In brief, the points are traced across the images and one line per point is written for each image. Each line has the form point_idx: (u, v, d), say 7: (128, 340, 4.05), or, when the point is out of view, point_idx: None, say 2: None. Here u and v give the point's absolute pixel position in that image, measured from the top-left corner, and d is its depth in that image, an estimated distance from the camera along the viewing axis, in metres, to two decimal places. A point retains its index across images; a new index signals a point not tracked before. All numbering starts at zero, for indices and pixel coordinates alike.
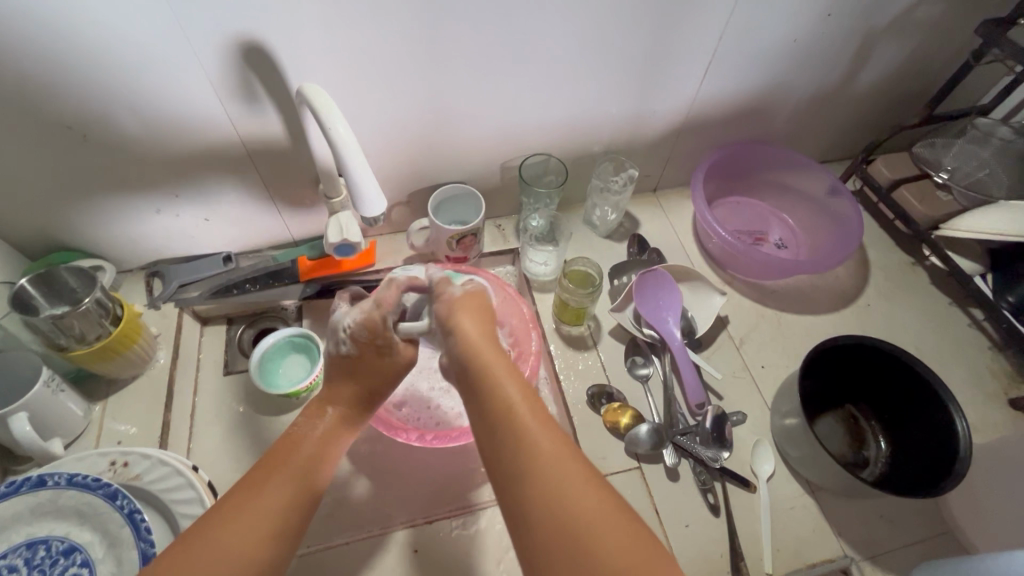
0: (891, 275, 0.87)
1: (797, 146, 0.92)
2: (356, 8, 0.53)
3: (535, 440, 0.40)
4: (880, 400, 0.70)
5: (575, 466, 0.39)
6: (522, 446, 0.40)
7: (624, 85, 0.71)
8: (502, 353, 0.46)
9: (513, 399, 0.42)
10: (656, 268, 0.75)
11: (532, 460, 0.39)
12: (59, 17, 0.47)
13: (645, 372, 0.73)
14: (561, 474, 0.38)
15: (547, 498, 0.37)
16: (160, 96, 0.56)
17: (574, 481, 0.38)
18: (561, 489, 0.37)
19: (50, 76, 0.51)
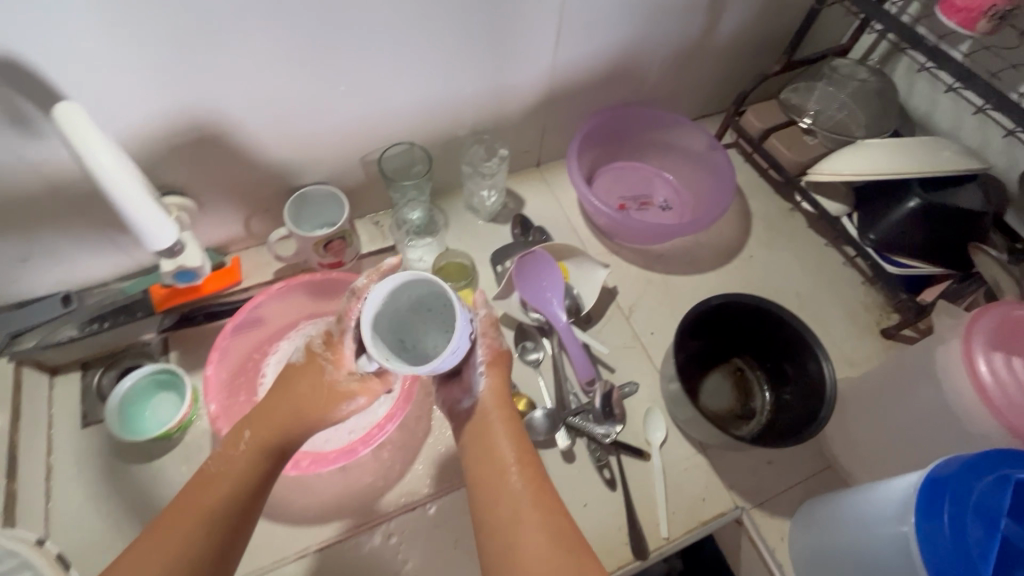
0: (771, 223, 0.89)
1: (672, 104, 0.91)
2: (126, 7, 0.46)
3: (506, 452, 0.54)
4: (760, 352, 0.71)
5: (534, 508, 0.50)
6: (504, 470, 0.53)
7: (474, 61, 0.67)
8: (508, 410, 0.57)
9: (502, 424, 0.56)
10: (536, 249, 0.73)
11: (508, 499, 0.51)
12: None
13: (535, 356, 0.72)
14: (526, 507, 0.50)
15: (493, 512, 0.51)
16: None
17: (528, 515, 0.50)
18: (511, 516, 0.50)
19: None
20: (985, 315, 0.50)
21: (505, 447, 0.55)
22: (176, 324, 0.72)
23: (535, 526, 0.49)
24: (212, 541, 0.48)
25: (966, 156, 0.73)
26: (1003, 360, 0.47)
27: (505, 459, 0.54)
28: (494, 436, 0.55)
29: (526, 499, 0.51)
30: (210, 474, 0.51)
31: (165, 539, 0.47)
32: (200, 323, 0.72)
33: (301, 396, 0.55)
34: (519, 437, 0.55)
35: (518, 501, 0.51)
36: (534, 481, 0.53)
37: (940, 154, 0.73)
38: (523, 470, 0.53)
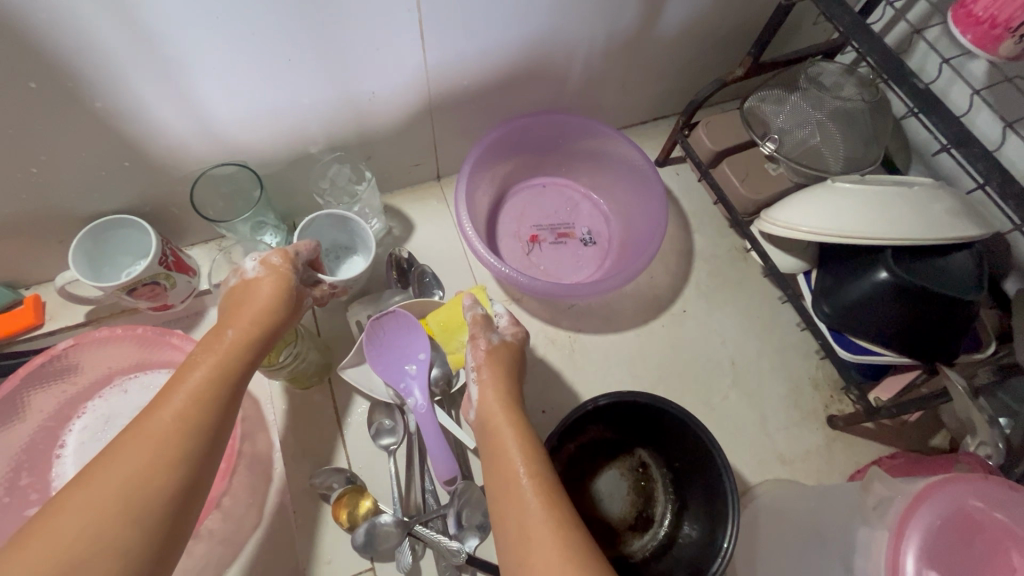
0: (717, 267, 0.72)
1: (608, 109, 0.72)
2: None
3: (517, 466, 0.42)
4: (666, 449, 0.58)
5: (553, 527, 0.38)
6: (516, 473, 0.42)
7: (305, 64, 0.50)
8: (522, 418, 0.47)
9: (516, 438, 0.45)
10: (397, 309, 0.58)
11: (519, 521, 0.39)
12: None
13: (388, 442, 0.58)
14: (541, 533, 0.38)
15: (516, 505, 0.40)
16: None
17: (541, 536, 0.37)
18: (526, 548, 0.37)
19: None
20: (924, 508, 0.36)
21: (512, 443, 0.44)
22: None
23: (543, 505, 0.39)
24: (157, 530, 0.35)
25: (963, 215, 0.56)
26: None
27: (512, 463, 0.43)
28: (501, 440, 0.45)
29: (538, 517, 0.39)
30: (178, 373, 0.41)
31: (131, 451, 0.36)
32: None
33: (258, 304, 0.46)
34: (518, 429, 0.46)
35: (532, 526, 0.38)
36: (534, 469, 0.42)
37: (931, 210, 0.56)
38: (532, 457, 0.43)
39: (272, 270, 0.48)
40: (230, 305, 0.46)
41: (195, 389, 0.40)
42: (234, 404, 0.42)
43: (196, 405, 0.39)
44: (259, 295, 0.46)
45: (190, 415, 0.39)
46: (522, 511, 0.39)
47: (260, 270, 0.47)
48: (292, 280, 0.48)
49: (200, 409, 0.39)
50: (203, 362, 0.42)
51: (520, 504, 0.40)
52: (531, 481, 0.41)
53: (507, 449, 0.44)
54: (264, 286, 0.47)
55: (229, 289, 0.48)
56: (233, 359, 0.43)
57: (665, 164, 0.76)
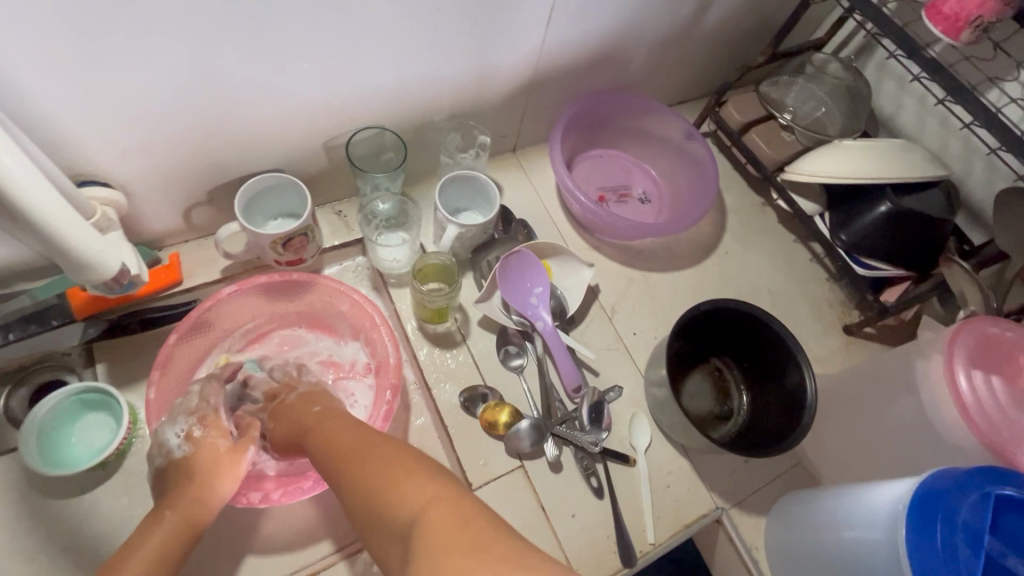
0: (745, 218, 0.89)
1: (652, 90, 0.87)
2: None
3: (350, 467, 0.44)
4: (738, 353, 0.72)
5: (402, 489, 0.38)
6: (364, 490, 0.41)
7: (455, 38, 0.59)
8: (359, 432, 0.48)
9: (334, 456, 0.46)
10: (521, 249, 0.68)
11: (406, 483, 0.39)
12: None
13: (519, 362, 0.69)
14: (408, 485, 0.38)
15: (385, 505, 0.38)
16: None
17: (411, 487, 0.38)
18: (400, 495, 0.38)
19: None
20: (964, 332, 0.52)
21: (363, 461, 0.43)
22: (103, 335, 0.61)
23: (427, 488, 0.37)
24: None
25: (932, 161, 0.76)
26: (982, 378, 0.50)
27: (371, 475, 0.42)
28: (348, 464, 0.44)
29: (414, 474, 0.39)
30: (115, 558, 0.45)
31: None
32: (134, 331, 0.62)
33: (205, 480, 0.52)
34: (377, 447, 0.45)
35: (406, 487, 0.38)
36: (408, 470, 0.40)
37: (911, 158, 0.75)
38: (373, 467, 0.42)
39: (199, 446, 0.55)
40: (172, 477, 0.53)
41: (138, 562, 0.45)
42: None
43: None
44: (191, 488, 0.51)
45: None
46: (394, 506, 0.38)
47: (187, 448, 0.55)
48: (221, 447, 0.56)
49: None
50: (145, 545, 0.46)
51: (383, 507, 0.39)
52: (381, 491, 0.39)
53: (355, 470, 0.43)
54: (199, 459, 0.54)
55: (160, 468, 0.55)
56: (172, 542, 0.48)
57: None
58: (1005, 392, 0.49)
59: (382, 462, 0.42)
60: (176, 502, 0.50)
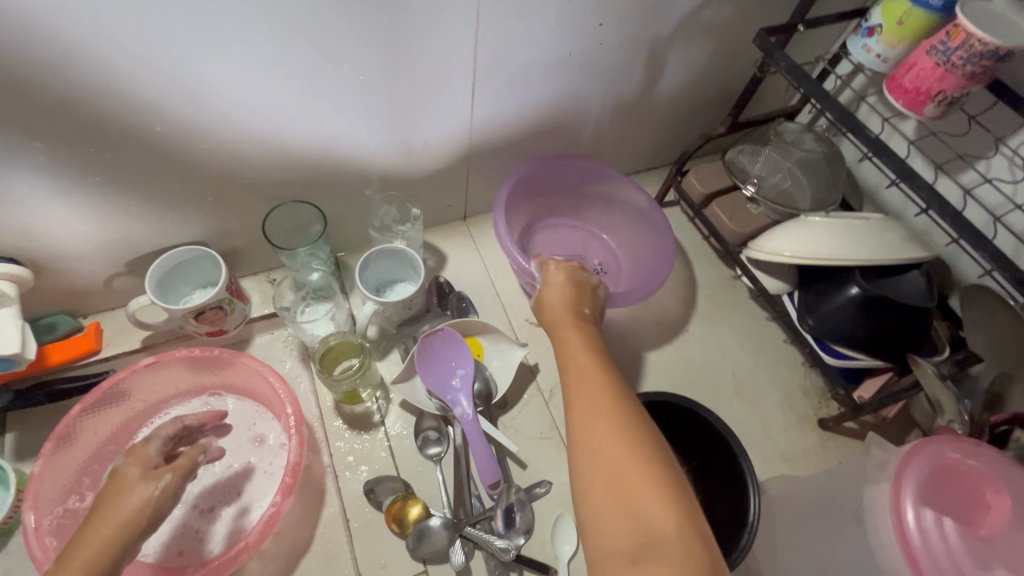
0: (711, 292, 0.83)
1: (612, 158, 0.84)
2: None
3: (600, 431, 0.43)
4: (686, 450, 0.65)
5: (641, 475, 0.40)
6: (609, 468, 0.41)
7: (374, 114, 0.59)
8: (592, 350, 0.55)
9: (573, 334, 0.57)
10: (445, 326, 0.65)
11: (602, 439, 0.43)
12: None
13: (436, 451, 0.63)
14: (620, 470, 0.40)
15: (622, 463, 0.41)
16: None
17: (633, 478, 0.40)
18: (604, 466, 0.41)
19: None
20: (914, 459, 0.44)
21: (594, 398, 0.47)
22: (10, 403, 0.61)
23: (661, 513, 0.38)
24: None
25: (912, 241, 0.68)
26: (934, 518, 0.42)
27: (622, 463, 0.41)
28: (586, 425, 0.45)
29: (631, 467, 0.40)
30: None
31: None
32: (41, 401, 0.62)
33: (108, 515, 0.45)
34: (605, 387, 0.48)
35: (616, 455, 0.41)
36: (638, 454, 0.41)
37: (887, 238, 0.68)
38: (612, 437, 0.43)
39: (115, 473, 0.48)
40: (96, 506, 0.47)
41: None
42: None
43: None
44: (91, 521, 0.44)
45: None
46: (628, 503, 0.39)
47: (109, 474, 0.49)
48: (131, 476, 0.48)
49: None
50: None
51: (605, 471, 0.41)
52: (601, 416, 0.45)
53: (605, 445, 0.42)
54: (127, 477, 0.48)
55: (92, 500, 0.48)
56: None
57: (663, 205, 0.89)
58: (959, 537, 0.41)
59: (620, 440, 0.42)
60: (91, 532, 0.44)
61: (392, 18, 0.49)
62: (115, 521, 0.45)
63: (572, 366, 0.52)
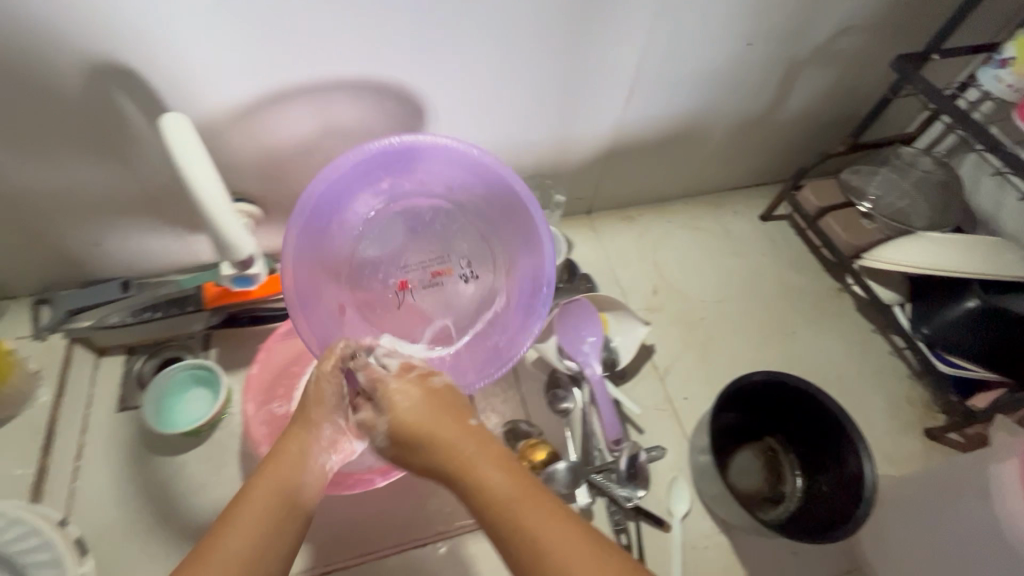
0: (817, 301, 0.87)
1: (729, 169, 0.91)
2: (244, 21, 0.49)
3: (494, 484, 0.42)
4: (795, 434, 0.68)
5: (572, 534, 0.39)
6: (528, 541, 0.39)
7: (545, 109, 0.69)
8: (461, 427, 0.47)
9: (486, 460, 0.44)
10: (583, 297, 0.73)
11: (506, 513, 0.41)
12: None
13: (566, 406, 0.71)
14: (539, 527, 0.39)
15: (523, 532, 0.39)
16: (16, 103, 0.51)
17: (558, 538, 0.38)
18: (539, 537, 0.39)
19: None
20: None
21: (468, 452, 0.45)
22: (221, 323, 0.74)
23: None
24: None
25: None
26: None
27: (540, 531, 0.39)
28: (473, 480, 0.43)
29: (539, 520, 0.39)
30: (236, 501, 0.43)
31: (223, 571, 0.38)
32: (243, 324, 0.75)
33: (296, 452, 0.47)
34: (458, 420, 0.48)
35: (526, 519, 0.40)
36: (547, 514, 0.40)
37: (1007, 258, 0.71)
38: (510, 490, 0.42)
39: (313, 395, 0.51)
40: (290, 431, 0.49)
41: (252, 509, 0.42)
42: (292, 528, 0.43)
43: (257, 522, 0.42)
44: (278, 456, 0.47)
45: (252, 532, 0.41)
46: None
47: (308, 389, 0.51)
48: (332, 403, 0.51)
49: (255, 523, 0.42)
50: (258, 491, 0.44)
51: (509, 531, 0.40)
52: (510, 497, 0.41)
53: (526, 521, 0.40)
54: (328, 393, 0.51)
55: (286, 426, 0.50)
56: (280, 490, 0.44)
57: (770, 218, 0.95)
58: None
59: (543, 511, 0.40)
60: (282, 454, 0.47)
61: (585, 28, 0.60)
62: (272, 490, 0.44)
63: (401, 414, 0.48)
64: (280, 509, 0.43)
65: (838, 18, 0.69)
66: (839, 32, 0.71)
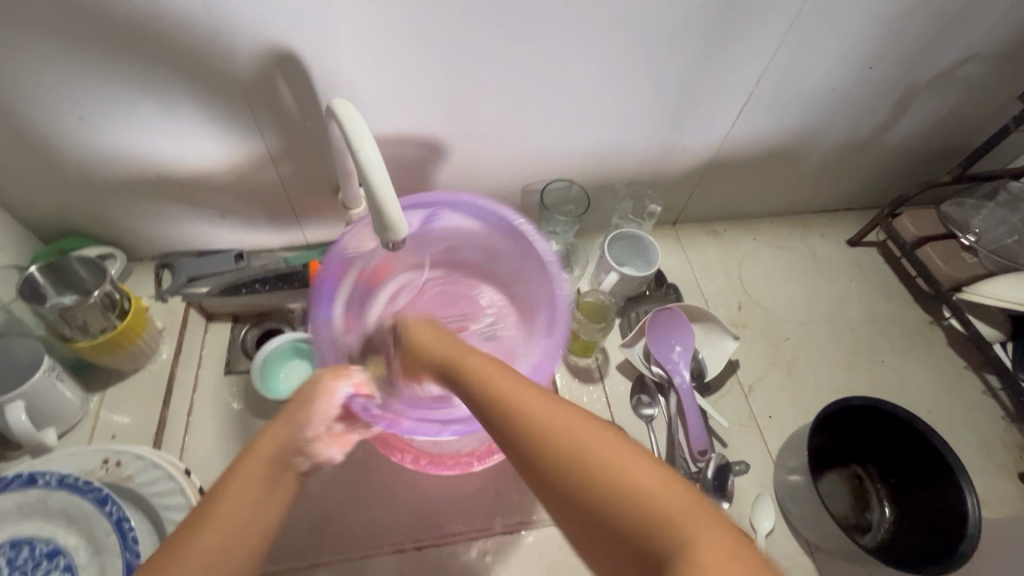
0: (908, 332, 0.85)
1: (822, 190, 0.90)
2: (401, 13, 0.53)
3: (521, 395, 0.39)
4: (889, 465, 0.67)
5: (599, 438, 0.34)
6: (557, 439, 0.35)
7: (655, 118, 0.70)
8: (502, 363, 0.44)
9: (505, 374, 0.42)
10: (673, 306, 0.74)
11: (520, 410, 0.38)
12: (122, 20, 0.49)
13: (650, 412, 0.72)
14: (562, 427, 0.35)
15: (605, 477, 0.32)
16: (192, 83, 0.56)
17: (597, 451, 0.33)
18: (567, 442, 0.34)
19: (84, 54, 0.51)
20: None
21: (521, 393, 0.39)
22: None
23: (682, 514, 0.30)
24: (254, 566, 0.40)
25: None
26: None
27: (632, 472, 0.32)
28: (532, 418, 0.37)
29: (569, 422, 0.35)
30: (237, 459, 0.44)
31: (224, 529, 0.39)
32: None
33: (311, 406, 0.49)
34: (518, 379, 0.41)
35: (552, 419, 0.36)
36: (596, 427, 0.35)
37: None
38: (592, 432, 0.34)
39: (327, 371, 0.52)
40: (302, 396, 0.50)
41: (252, 472, 0.43)
42: (285, 483, 0.45)
43: (258, 480, 0.43)
44: (293, 416, 0.48)
45: (254, 491, 0.42)
46: (608, 482, 0.32)
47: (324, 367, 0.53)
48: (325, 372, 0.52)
49: (257, 480, 0.43)
50: (268, 440, 0.45)
51: (546, 442, 0.35)
52: (529, 406, 0.38)
53: (614, 473, 0.32)
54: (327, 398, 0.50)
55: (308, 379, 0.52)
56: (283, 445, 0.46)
57: (858, 244, 0.94)
58: None
59: (634, 463, 0.32)
60: (293, 406, 0.49)
61: (711, 42, 0.61)
62: (264, 459, 0.44)
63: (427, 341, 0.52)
64: (268, 479, 0.44)
65: (964, 46, 0.68)
66: (963, 61, 0.70)
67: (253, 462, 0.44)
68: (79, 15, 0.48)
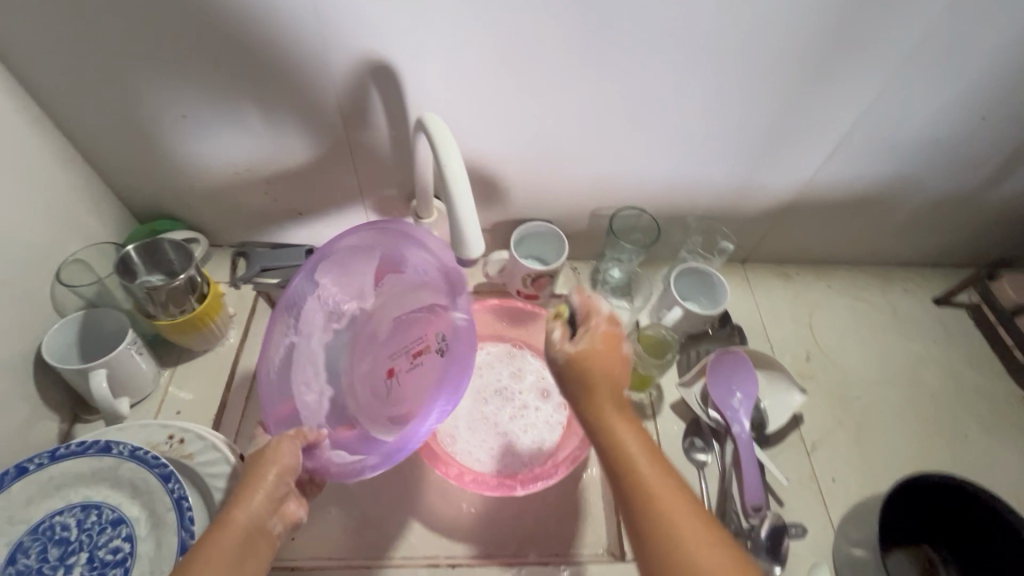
0: (996, 406, 0.78)
1: (910, 243, 0.85)
2: (499, 35, 0.54)
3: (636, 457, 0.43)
4: (968, 553, 0.61)
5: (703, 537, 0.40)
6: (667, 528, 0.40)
7: (740, 154, 0.68)
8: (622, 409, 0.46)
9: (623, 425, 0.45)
10: (738, 349, 0.70)
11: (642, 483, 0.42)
12: (242, 26, 0.53)
13: (702, 458, 0.68)
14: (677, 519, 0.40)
15: None
16: (294, 89, 0.59)
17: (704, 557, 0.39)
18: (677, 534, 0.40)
19: (202, 56, 0.55)
20: None
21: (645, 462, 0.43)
22: None
23: None
24: None
25: None
26: None
27: None
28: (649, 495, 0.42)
29: (690, 516, 0.41)
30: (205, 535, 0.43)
31: None
32: None
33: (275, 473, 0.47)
34: (644, 441, 0.45)
35: (668, 508, 0.41)
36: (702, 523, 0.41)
37: None
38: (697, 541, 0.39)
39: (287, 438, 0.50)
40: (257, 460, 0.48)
41: (223, 549, 0.42)
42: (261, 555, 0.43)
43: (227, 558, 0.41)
44: (254, 487, 0.46)
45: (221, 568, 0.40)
46: None
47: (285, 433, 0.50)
48: (285, 440, 0.50)
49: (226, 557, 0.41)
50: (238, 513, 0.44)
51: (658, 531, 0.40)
52: (649, 481, 0.42)
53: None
54: (286, 455, 0.48)
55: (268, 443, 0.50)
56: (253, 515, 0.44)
57: (945, 303, 0.87)
58: None
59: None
60: (259, 471, 0.47)
61: (810, 82, 0.59)
62: (235, 531, 0.43)
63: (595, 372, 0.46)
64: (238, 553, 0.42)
65: None
66: None
67: (225, 536, 0.42)
68: (204, 21, 0.52)
